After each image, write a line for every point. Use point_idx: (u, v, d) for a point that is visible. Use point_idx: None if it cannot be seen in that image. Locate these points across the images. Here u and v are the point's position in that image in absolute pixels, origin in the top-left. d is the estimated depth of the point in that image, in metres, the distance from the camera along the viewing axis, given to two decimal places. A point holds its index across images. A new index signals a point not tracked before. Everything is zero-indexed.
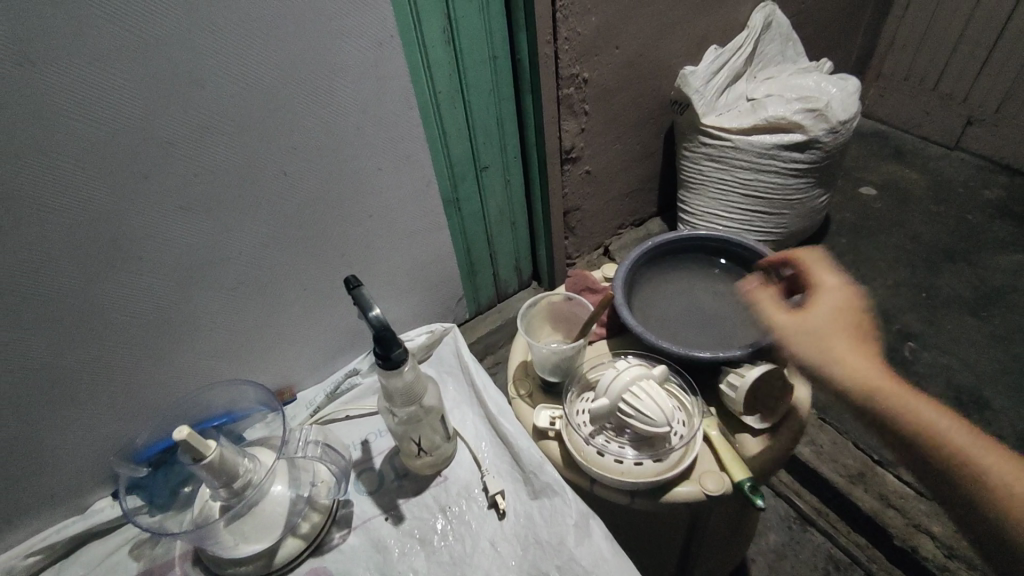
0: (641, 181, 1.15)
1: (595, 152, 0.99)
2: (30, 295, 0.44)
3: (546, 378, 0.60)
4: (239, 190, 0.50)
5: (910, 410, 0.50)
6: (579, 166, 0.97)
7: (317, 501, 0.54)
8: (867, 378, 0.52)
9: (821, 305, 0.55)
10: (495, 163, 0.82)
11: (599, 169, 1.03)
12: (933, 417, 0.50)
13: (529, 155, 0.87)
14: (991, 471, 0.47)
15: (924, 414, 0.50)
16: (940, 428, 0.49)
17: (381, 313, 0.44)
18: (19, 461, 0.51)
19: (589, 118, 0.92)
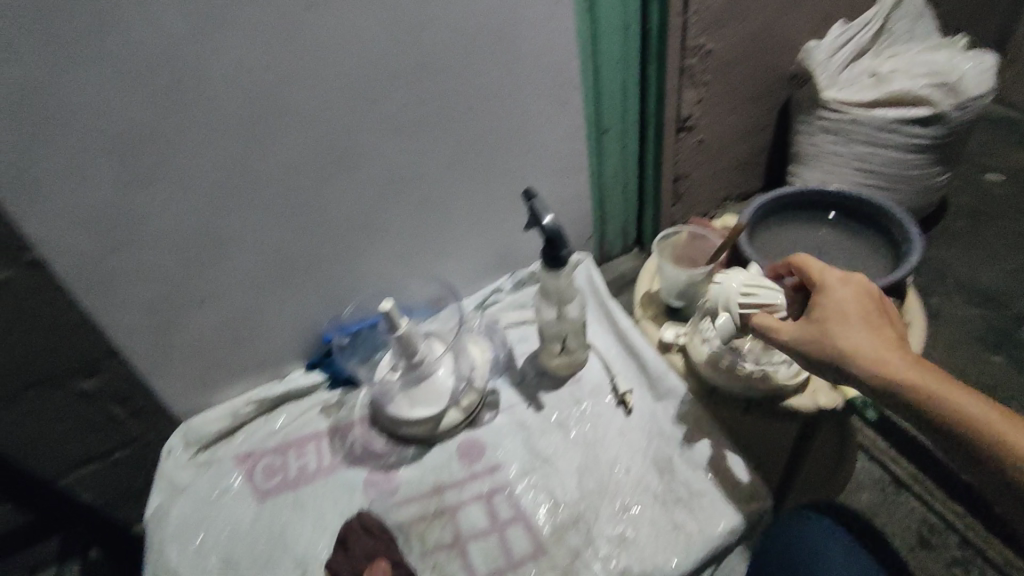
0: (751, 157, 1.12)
1: (710, 123, 0.99)
2: (280, 189, 0.57)
3: (673, 302, 0.68)
4: (433, 119, 0.61)
5: (945, 397, 0.42)
6: (694, 135, 0.98)
7: (475, 382, 0.64)
8: (890, 364, 0.44)
9: (844, 289, 0.48)
10: (614, 125, 0.90)
11: (713, 141, 1.02)
12: (967, 403, 0.41)
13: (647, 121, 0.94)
14: (983, 426, 0.41)
15: (955, 400, 0.42)
16: (922, 389, 0.43)
17: (552, 220, 0.53)
18: (249, 326, 0.65)
19: (709, 88, 0.93)
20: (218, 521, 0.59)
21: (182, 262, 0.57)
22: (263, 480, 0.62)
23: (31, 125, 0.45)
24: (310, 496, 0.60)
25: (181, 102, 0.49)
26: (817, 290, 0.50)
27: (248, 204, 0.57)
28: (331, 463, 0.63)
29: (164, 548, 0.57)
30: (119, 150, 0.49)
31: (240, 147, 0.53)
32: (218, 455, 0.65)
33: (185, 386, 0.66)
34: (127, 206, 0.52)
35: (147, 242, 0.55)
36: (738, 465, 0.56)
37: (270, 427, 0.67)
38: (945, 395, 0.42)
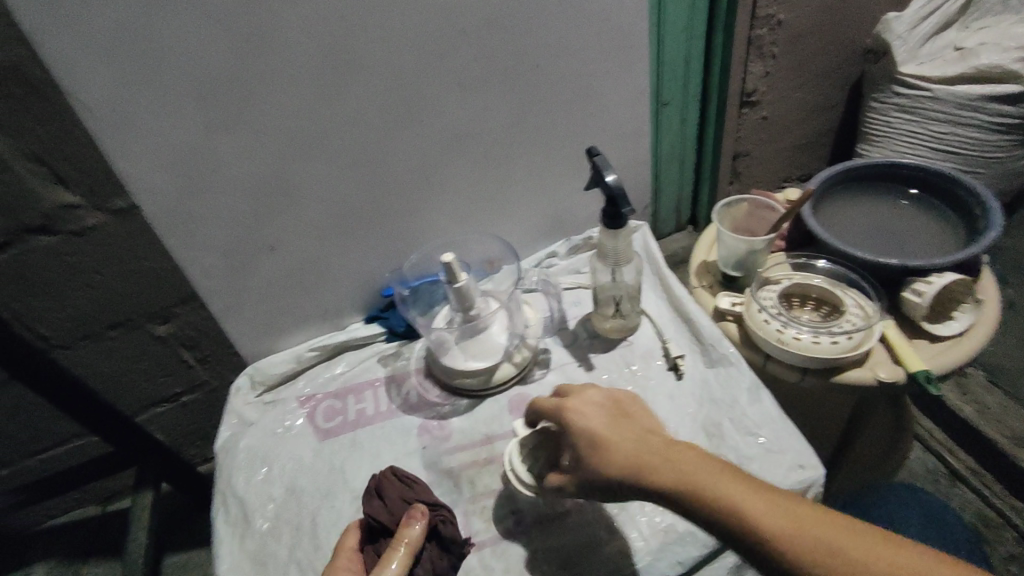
0: (819, 135, 1.08)
1: (777, 98, 0.96)
2: (349, 141, 0.60)
3: (729, 272, 0.68)
4: (502, 77, 0.62)
5: (717, 496, 0.37)
6: (758, 110, 0.95)
7: (528, 340, 0.66)
8: (683, 474, 0.38)
9: (584, 394, 0.48)
10: (676, 99, 0.87)
11: (778, 118, 1.00)
12: (748, 503, 0.36)
13: (709, 96, 0.91)
14: (803, 548, 0.33)
15: (742, 503, 0.36)
16: (746, 512, 0.35)
17: (615, 177, 0.54)
18: (314, 275, 0.68)
19: (776, 62, 0.91)
20: (281, 455, 0.62)
21: (256, 208, 0.61)
22: (324, 421, 0.65)
23: (129, 67, 0.48)
24: (367, 437, 0.63)
25: (263, 50, 0.51)
26: (563, 409, 0.47)
27: (319, 154, 0.59)
28: (388, 409, 0.65)
29: (232, 476, 0.61)
30: (205, 95, 0.52)
31: (315, 97, 0.56)
32: (282, 396, 0.69)
33: (255, 328, 0.70)
34: (209, 151, 0.55)
35: (225, 188, 0.58)
36: (791, 433, 0.56)
37: (330, 373, 0.70)
38: (751, 509, 0.36)
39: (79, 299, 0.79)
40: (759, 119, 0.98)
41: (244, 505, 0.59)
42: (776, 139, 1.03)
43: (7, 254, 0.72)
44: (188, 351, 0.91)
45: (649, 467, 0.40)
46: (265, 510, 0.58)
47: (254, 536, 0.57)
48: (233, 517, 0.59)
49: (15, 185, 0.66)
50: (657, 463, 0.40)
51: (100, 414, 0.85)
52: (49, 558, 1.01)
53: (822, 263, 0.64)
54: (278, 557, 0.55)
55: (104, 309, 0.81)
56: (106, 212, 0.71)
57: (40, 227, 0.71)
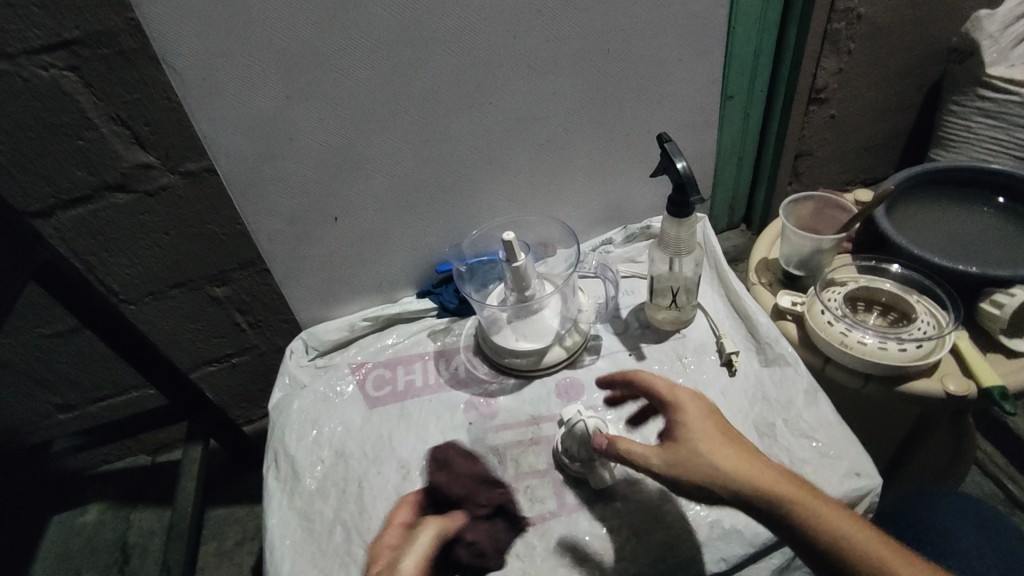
0: (891, 137, 1.03)
1: (849, 96, 0.92)
2: (418, 116, 0.60)
3: (792, 271, 0.66)
4: (573, 59, 0.61)
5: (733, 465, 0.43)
6: (826, 108, 0.92)
7: (580, 325, 0.66)
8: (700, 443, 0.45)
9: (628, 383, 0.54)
10: (741, 93, 0.85)
11: (848, 118, 0.96)
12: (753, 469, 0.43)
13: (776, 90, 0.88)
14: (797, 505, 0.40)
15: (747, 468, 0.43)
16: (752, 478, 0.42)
17: (686, 164, 0.53)
18: (372, 247, 0.69)
19: (852, 58, 0.87)
20: (331, 419, 0.64)
21: (323, 177, 0.62)
22: (373, 390, 0.66)
23: (218, 31, 0.50)
24: (415, 408, 0.64)
25: (344, 21, 0.52)
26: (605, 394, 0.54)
27: (387, 127, 0.60)
28: (436, 382, 0.66)
29: (284, 435, 0.63)
30: (286, 63, 0.53)
31: (389, 71, 0.56)
32: (334, 362, 0.70)
33: (311, 295, 0.72)
34: (284, 118, 0.57)
35: (295, 155, 0.59)
36: (848, 440, 0.54)
37: (381, 343, 0.71)
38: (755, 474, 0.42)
39: (147, 256, 0.82)
40: (827, 117, 0.94)
41: (294, 464, 0.61)
42: (845, 139, 0.99)
43: (86, 208, 0.75)
44: (242, 315, 0.94)
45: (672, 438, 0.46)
46: (314, 470, 0.60)
47: (303, 494, 0.59)
48: (283, 474, 0.60)
49: (97, 143, 0.70)
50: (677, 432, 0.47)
51: (158, 368, 0.89)
52: (102, 501, 1.07)
53: (894, 267, 0.62)
54: (324, 516, 0.57)
55: (169, 268, 0.84)
56: (177, 173, 0.75)
57: (116, 184, 0.74)
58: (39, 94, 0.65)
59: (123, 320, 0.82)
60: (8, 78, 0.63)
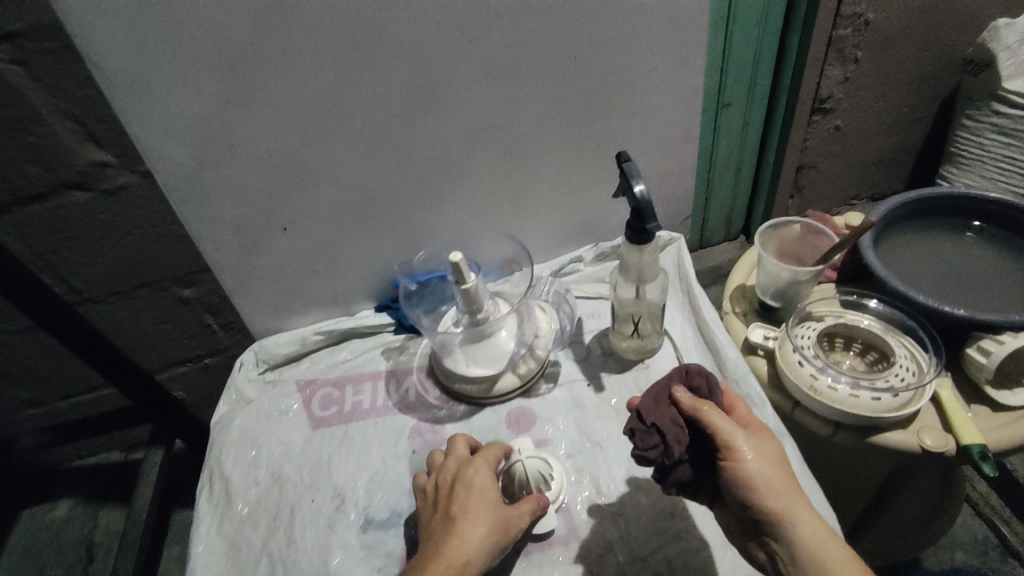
0: (899, 152, 0.97)
1: (853, 107, 0.86)
2: (370, 124, 0.56)
3: (768, 302, 0.61)
4: (537, 66, 0.57)
5: (770, 502, 0.41)
6: (829, 119, 0.86)
7: (537, 351, 0.62)
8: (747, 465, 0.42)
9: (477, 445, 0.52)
10: (739, 100, 0.79)
11: (853, 131, 0.90)
12: (793, 510, 0.41)
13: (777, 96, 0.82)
14: (819, 554, 0.39)
15: (785, 505, 0.41)
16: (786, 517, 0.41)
17: (643, 189, 0.49)
18: (327, 258, 0.66)
19: (858, 67, 0.81)
20: (271, 440, 0.61)
21: (270, 186, 0.59)
22: (319, 409, 0.63)
23: (146, 32, 0.47)
24: (358, 432, 0.61)
25: (283, 22, 0.48)
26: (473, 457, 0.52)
27: (337, 136, 0.56)
28: (383, 405, 0.63)
29: (222, 454, 0.60)
30: (222, 66, 0.50)
31: (337, 77, 0.53)
32: (284, 377, 0.67)
33: (264, 306, 0.69)
34: (223, 125, 0.53)
35: (239, 162, 0.56)
36: (811, 494, 0.50)
37: (333, 359, 0.68)
38: (793, 519, 0.41)
39: (109, 256, 0.80)
40: (829, 129, 0.88)
41: (228, 486, 0.58)
42: (847, 153, 0.93)
43: (42, 206, 0.73)
44: (212, 316, 0.92)
45: (724, 430, 0.43)
46: (247, 493, 0.57)
47: (233, 520, 0.56)
48: (216, 496, 0.58)
49: (50, 140, 0.67)
50: (732, 430, 0.43)
51: (120, 368, 0.87)
52: (73, 496, 1.06)
53: (874, 304, 0.57)
54: (251, 545, 0.54)
55: (132, 268, 0.82)
56: (135, 172, 0.72)
57: (74, 182, 0.72)
58: None
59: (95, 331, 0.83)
60: None
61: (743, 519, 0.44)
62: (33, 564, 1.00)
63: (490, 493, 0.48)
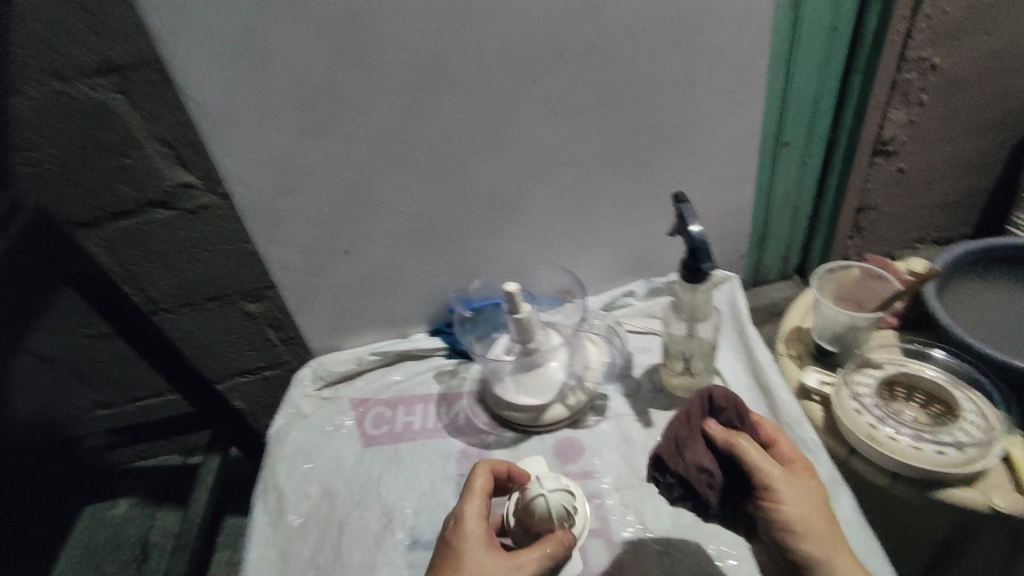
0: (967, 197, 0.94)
1: (918, 151, 0.84)
2: (435, 157, 0.59)
3: (824, 345, 0.60)
4: (597, 106, 0.59)
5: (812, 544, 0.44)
6: (892, 161, 0.84)
7: (586, 384, 0.63)
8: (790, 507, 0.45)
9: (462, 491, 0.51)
10: (797, 140, 0.79)
11: (917, 175, 0.88)
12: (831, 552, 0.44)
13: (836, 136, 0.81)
14: None
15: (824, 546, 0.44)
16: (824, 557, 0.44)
17: (699, 229, 0.49)
18: (386, 282, 0.69)
19: (924, 111, 0.80)
20: (324, 455, 0.63)
21: (338, 213, 0.62)
22: (371, 428, 0.65)
23: (239, 70, 0.51)
24: (408, 452, 0.62)
25: (362, 63, 0.52)
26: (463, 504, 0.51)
27: (403, 167, 0.59)
28: (433, 427, 0.65)
29: (276, 465, 0.63)
30: (304, 101, 0.54)
31: (407, 113, 0.56)
32: (338, 395, 0.70)
33: (324, 325, 0.72)
34: (300, 154, 0.57)
35: (312, 189, 0.60)
36: (870, 548, 0.48)
37: (386, 380, 0.71)
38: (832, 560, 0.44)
39: (185, 270, 0.85)
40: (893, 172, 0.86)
41: (281, 497, 0.60)
42: (910, 198, 0.90)
43: (130, 222, 0.78)
44: (273, 331, 0.96)
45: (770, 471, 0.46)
46: (299, 506, 0.59)
47: (284, 531, 0.58)
48: (269, 506, 0.60)
49: (142, 162, 0.73)
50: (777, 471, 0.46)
51: (185, 377, 0.92)
52: (132, 497, 1.11)
53: (939, 354, 0.56)
54: (301, 557, 0.56)
55: (205, 282, 0.87)
56: (216, 193, 0.77)
57: (158, 201, 0.77)
58: (90, 114, 0.68)
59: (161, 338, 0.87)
60: (63, 98, 0.66)
61: (779, 553, 0.47)
62: (92, 560, 1.05)
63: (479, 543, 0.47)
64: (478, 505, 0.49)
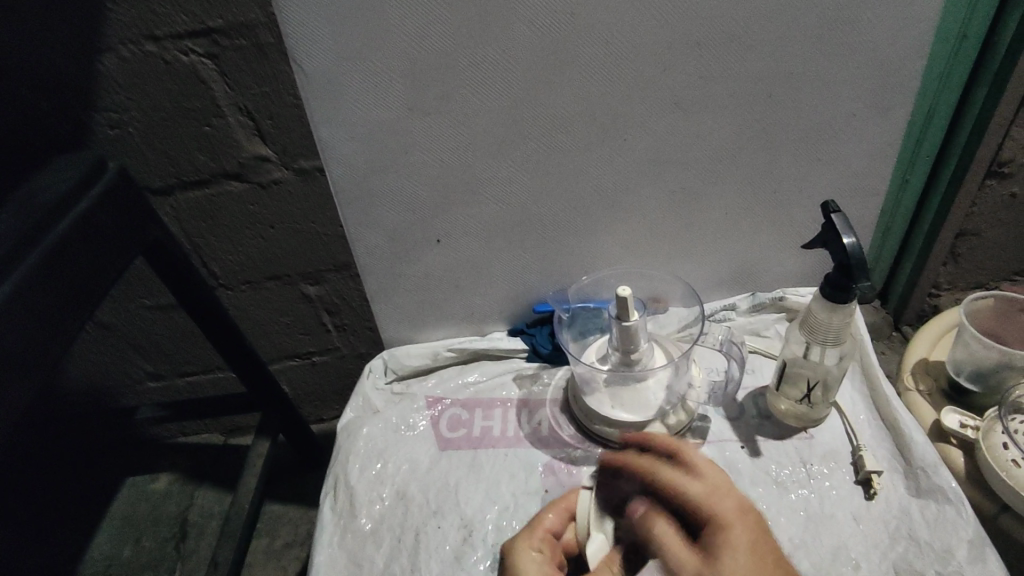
0: None
1: None
2: (543, 145, 0.54)
3: (962, 383, 0.56)
4: (727, 100, 0.53)
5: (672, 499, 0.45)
6: (1010, 182, 0.70)
7: (687, 403, 0.58)
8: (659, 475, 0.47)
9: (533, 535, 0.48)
10: (909, 153, 0.63)
11: None
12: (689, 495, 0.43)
13: (947, 154, 0.67)
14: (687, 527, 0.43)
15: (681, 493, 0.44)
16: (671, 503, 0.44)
17: (855, 241, 0.44)
18: (470, 276, 0.65)
19: None
20: (397, 456, 0.60)
21: (433, 197, 0.58)
22: (447, 430, 0.62)
23: (352, 34, 0.47)
24: (488, 460, 0.59)
25: (483, 36, 0.47)
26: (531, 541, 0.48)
27: (508, 152, 0.55)
28: (514, 435, 0.61)
29: (348, 462, 0.59)
30: (415, 74, 0.49)
31: (521, 95, 0.51)
32: (412, 390, 0.67)
33: (400, 316, 0.68)
34: (400, 132, 0.53)
35: (408, 170, 0.56)
36: None
37: (463, 379, 0.67)
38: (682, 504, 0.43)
39: (250, 246, 0.77)
40: (1008, 196, 0.72)
41: (353, 497, 0.57)
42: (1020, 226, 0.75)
43: (203, 192, 0.71)
44: (329, 316, 0.88)
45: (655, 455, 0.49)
46: (371, 508, 0.56)
47: (356, 535, 0.54)
48: (339, 507, 0.56)
49: (222, 131, 0.66)
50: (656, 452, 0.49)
51: (253, 370, 0.85)
52: (174, 472, 1.07)
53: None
54: (373, 564, 0.52)
55: (269, 260, 0.79)
56: (291, 169, 0.70)
57: (233, 173, 0.70)
58: (177, 77, 0.61)
59: (230, 323, 0.79)
60: (150, 60, 0.60)
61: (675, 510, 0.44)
62: (129, 533, 0.99)
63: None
64: (534, 544, 0.47)
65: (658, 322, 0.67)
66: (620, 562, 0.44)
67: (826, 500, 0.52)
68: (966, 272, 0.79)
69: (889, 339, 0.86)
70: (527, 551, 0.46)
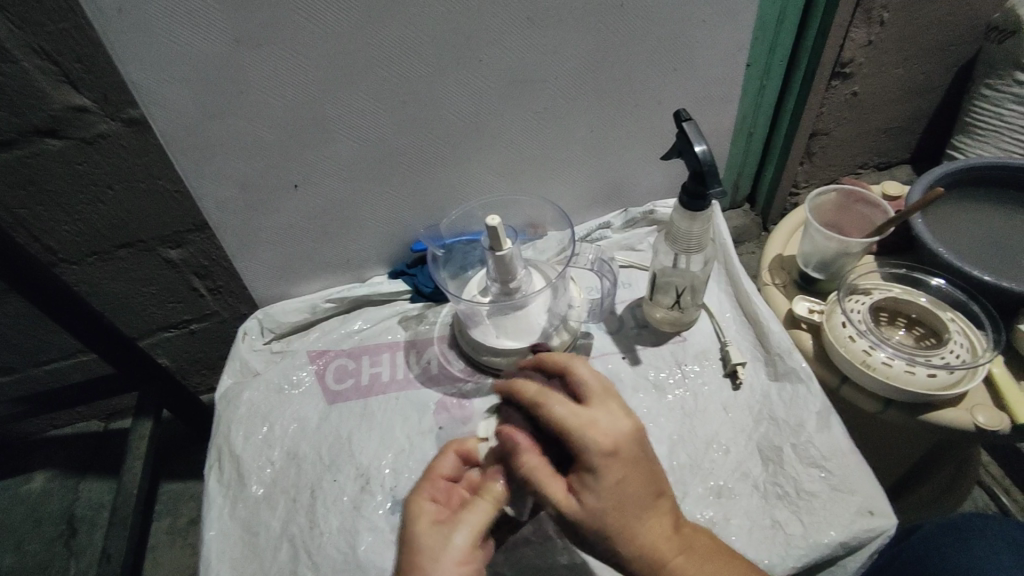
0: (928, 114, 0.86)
1: (875, 69, 0.74)
2: (392, 71, 0.50)
3: (810, 273, 0.62)
4: (579, 11, 0.51)
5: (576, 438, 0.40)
6: (852, 80, 0.74)
7: (570, 322, 0.60)
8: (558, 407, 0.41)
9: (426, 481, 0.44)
10: (760, 60, 0.65)
11: (869, 98, 0.79)
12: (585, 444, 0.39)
13: (797, 61, 0.70)
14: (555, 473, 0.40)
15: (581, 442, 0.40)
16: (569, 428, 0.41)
17: (706, 149, 0.45)
18: (339, 220, 0.61)
19: (885, 27, 0.70)
20: (285, 415, 0.57)
21: (280, 138, 0.53)
22: (334, 382, 0.60)
23: None
24: (380, 407, 0.58)
25: None
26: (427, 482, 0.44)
27: (355, 82, 0.50)
28: (404, 377, 0.60)
29: (230, 432, 0.56)
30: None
31: (359, 17, 0.46)
32: (294, 347, 0.64)
33: (271, 271, 0.64)
34: (229, 68, 0.47)
35: (248, 111, 0.50)
36: (862, 471, 0.49)
37: (347, 329, 0.65)
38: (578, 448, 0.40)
39: (87, 212, 0.68)
40: (849, 95, 0.76)
41: (240, 466, 0.54)
42: (859, 120, 0.81)
43: (9, 155, 0.61)
44: (198, 279, 0.80)
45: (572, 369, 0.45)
46: (263, 474, 0.54)
47: (247, 503, 0.52)
48: (227, 478, 0.54)
49: (16, 79, 0.55)
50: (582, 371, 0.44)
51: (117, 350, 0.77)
52: (49, 469, 0.97)
53: (935, 281, 0.56)
54: (269, 529, 0.51)
55: (113, 227, 0.70)
56: (118, 120, 0.60)
57: (44, 129, 0.60)
58: None
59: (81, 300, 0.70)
60: None
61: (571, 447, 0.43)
62: (10, 539, 0.91)
63: (430, 515, 0.41)
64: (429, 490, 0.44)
65: (537, 248, 0.69)
66: (499, 493, 0.41)
67: (699, 397, 0.56)
68: (818, 170, 0.85)
69: (755, 238, 0.93)
70: (419, 496, 0.43)
